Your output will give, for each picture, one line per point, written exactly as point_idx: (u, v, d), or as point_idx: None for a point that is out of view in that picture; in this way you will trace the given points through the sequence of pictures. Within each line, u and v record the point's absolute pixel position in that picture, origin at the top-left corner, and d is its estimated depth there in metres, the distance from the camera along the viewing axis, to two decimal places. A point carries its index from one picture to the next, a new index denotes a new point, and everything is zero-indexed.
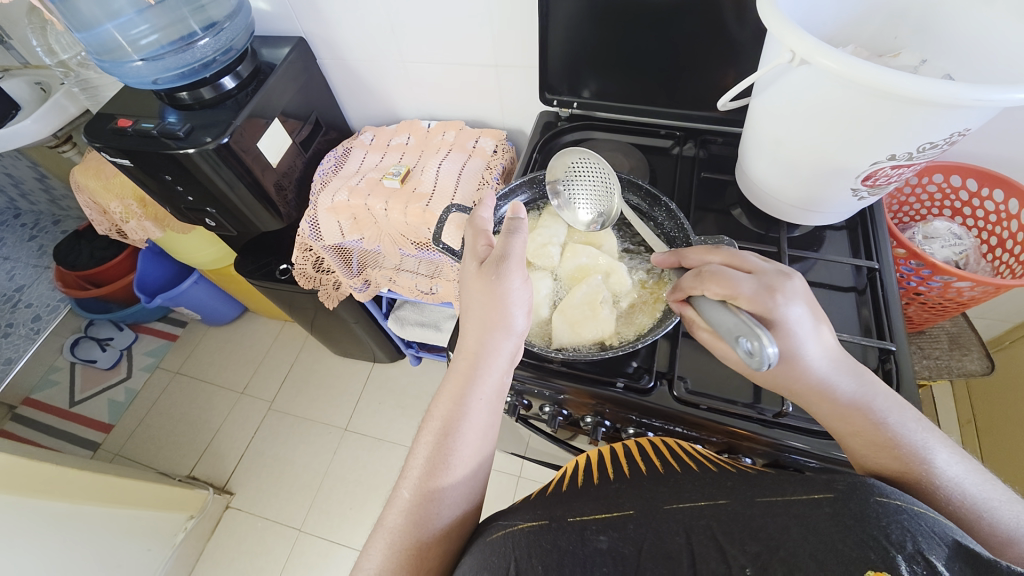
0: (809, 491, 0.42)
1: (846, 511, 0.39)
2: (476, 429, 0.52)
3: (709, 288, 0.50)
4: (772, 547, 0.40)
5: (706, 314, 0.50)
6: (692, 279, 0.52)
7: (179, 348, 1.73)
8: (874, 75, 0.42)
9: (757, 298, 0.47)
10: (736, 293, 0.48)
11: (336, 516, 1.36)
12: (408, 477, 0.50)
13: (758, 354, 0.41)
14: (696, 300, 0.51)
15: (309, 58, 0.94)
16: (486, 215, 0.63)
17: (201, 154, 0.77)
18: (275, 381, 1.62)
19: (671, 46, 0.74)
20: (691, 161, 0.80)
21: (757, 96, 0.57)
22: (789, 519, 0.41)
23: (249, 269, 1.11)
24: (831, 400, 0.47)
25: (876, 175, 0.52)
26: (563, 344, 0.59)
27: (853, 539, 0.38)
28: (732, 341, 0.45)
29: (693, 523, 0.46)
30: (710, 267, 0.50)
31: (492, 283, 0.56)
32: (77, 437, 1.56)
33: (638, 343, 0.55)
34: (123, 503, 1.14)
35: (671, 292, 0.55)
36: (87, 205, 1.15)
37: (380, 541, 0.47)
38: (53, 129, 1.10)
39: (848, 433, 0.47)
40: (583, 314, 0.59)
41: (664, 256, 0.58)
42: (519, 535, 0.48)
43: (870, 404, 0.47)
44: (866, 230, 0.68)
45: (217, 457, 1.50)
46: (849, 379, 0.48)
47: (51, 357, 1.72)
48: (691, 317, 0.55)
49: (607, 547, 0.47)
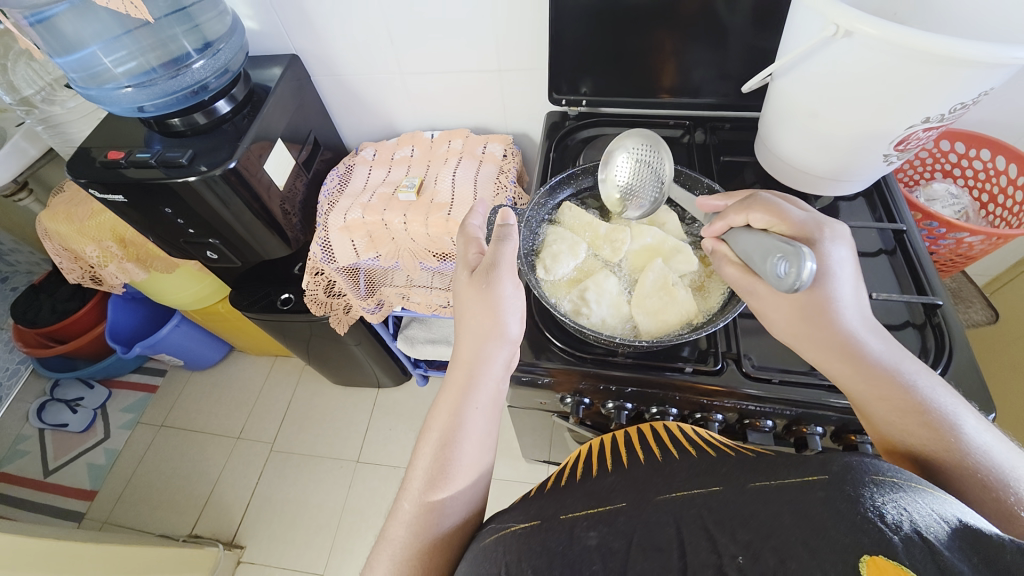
0: (805, 474, 0.38)
1: (840, 494, 0.35)
2: (474, 438, 0.50)
3: (755, 214, 0.51)
4: (764, 535, 0.36)
5: (741, 240, 0.51)
6: (735, 210, 0.53)
7: (161, 401, 1.60)
8: (919, 40, 0.43)
9: (805, 229, 0.48)
10: (783, 222, 0.49)
11: (360, 553, 1.28)
12: (408, 489, 0.48)
13: (797, 273, 0.41)
14: (735, 230, 0.53)
15: (303, 76, 0.90)
16: (476, 221, 0.64)
17: (204, 181, 0.72)
18: (274, 420, 1.52)
19: (676, 38, 0.75)
20: (704, 147, 0.82)
21: (785, 75, 0.59)
22: (782, 504, 0.37)
23: (248, 301, 1.04)
24: (860, 358, 0.46)
25: (908, 139, 0.55)
26: (653, 333, 0.58)
27: (845, 524, 0.33)
28: (766, 266, 0.45)
29: (684, 513, 0.41)
30: (760, 196, 0.51)
31: (483, 291, 0.56)
32: (55, 510, 1.41)
33: (723, 322, 0.56)
34: (133, 572, 1.03)
35: (709, 227, 0.56)
36: (56, 252, 1.06)
37: (383, 553, 0.45)
38: (14, 174, 1.01)
39: (874, 394, 0.45)
40: (661, 301, 0.59)
41: (713, 199, 0.57)
42: (509, 538, 0.43)
43: (900, 366, 0.45)
44: (883, 195, 0.72)
45: (220, 509, 1.39)
46: (877, 341, 0.47)
47: (17, 426, 1.56)
48: (721, 253, 0.56)
49: (596, 543, 0.41)
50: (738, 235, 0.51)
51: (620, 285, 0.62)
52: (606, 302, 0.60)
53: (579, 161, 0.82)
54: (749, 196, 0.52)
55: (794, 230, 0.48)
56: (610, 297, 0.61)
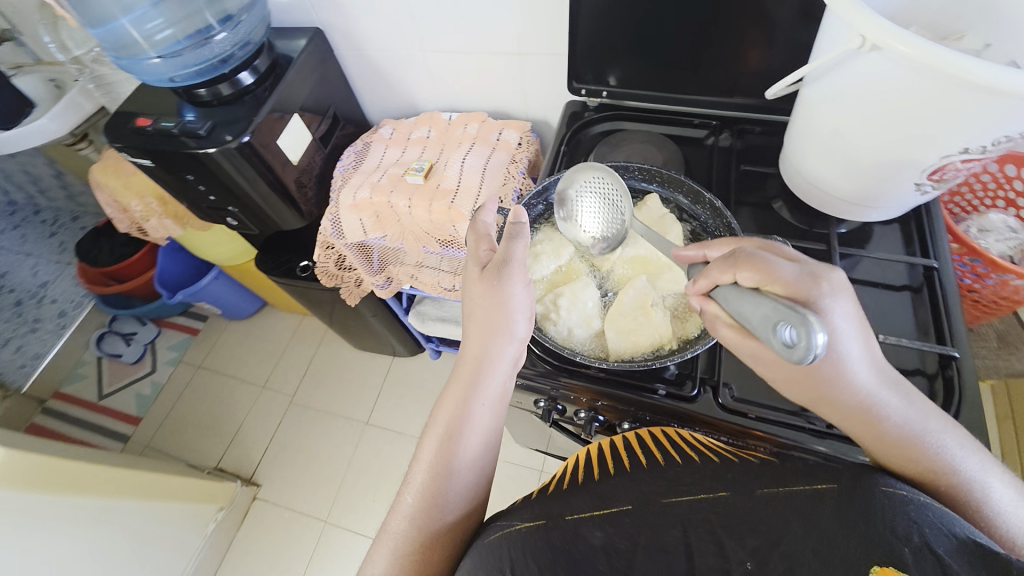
0: (811, 481, 0.42)
1: (850, 504, 0.39)
2: (479, 434, 0.52)
3: (741, 273, 0.43)
4: (772, 542, 0.40)
5: (732, 304, 0.43)
6: (720, 264, 0.45)
7: (200, 343, 1.74)
8: (955, 63, 0.38)
9: (800, 285, 0.41)
10: (773, 279, 0.42)
11: (361, 508, 1.37)
12: (412, 484, 0.50)
13: (806, 346, 0.34)
14: (723, 289, 0.45)
15: (326, 50, 0.91)
16: (488, 218, 0.60)
17: (223, 153, 0.75)
18: (297, 374, 1.63)
19: (708, 30, 0.69)
20: (727, 152, 0.76)
21: (810, 86, 0.53)
22: (791, 512, 0.41)
23: (270, 266, 1.10)
24: (880, 422, 0.42)
25: (944, 169, 0.48)
26: (621, 354, 0.57)
27: (855, 535, 0.37)
28: (765, 332, 0.39)
29: (690, 516, 0.44)
30: (744, 250, 0.44)
31: (493, 288, 0.54)
32: (107, 430, 1.60)
33: (691, 352, 0.54)
34: (157, 496, 1.16)
35: (692, 285, 0.48)
36: (107, 203, 1.14)
37: (384, 546, 0.47)
38: (70, 126, 1.08)
39: (893, 459, 0.42)
40: (636, 321, 0.58)
41: (686, 250, 0.50)
42: (514, 536, 0.46)
43: (923, 427, 0.42)
44: (921, 223, 0.64)
45: (243, 448, 1.52)
46: (897, 399, 0.43)
47: (79, 351, 1.75)
48: (711, 314, 0.48)
49: (601, 543, 0.45)
50: (727, 296, 0.44)
51: (596, 298, 0.61)
52: (577, 311, 0.59)
53: (589, 157, 0.79)
54: (733, 251, 0.44)
55: (787, 289, 0.41)
56: (583, 309, 0.60)
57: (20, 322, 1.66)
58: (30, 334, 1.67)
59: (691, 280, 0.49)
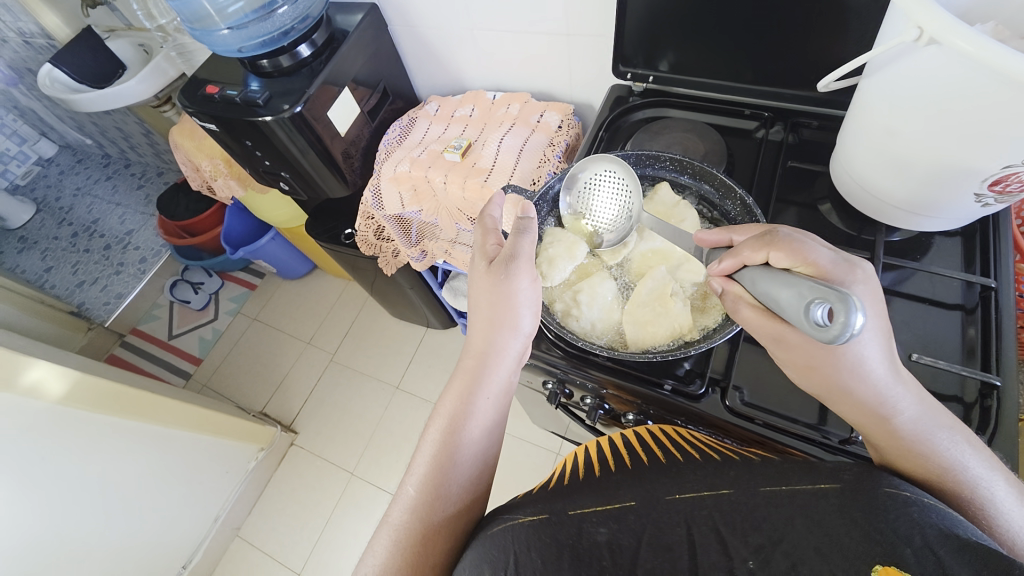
0: (815, 481, 0.41)
1: (853, 504, 0.37)
2: (483, 426, 0.52)
3: (775, 253, 0.42)
4: (775, 539, 0.38)
5: (761, 284, 0.42)
6: (752, 244, 0.44)
7: (257, 297, 1.89)
8: (1018, 64, 0.33)
9: (834, 272, 0.39)
10: (807, 261, 0.40)
11: (385, 466, 1.46)
12: (413, 474, 0.49)
13: (843, 326, 0.33)
14: (751, 270, 0.44)
15: (380, 25, 0.93)
16: (497, 212, 0.60)
17: (278, 122, 0.81)
18: (338, 335, 1.73)
19: (767, 14, 0.65)
20: (778, 146, 0.71)
21: (866, 79, 0.49)
22: (795, 508, 0.40)
23: (318, 231, 1.17)
24: (887, 418, 0.40)
25: (1007, 180, 0.43)
26: (639, 345, 0.57)
27: (858, 532, 0.35)
28: (794, 312, 0.38)
29: (694, 514, 0.44)
30: (781, 230, 0.42)
31: (501, 282, 0.54)
32: (173, 367, 1.79)
33: (696, 349, 0.53)
34: (208, 430, 1.29)
35: (716, 264, 0.47)
36: (183, 162, 1.26)
37: (384, 536, 0.46)
38: (155, 90, 1.19)
39: (899, 456, 0.40)
40: (653, 312, 0.57)
41: (710, 232, 0.50)
42: (518, 530, 0.44)
43: (934, 429, 0.40)
44: (987, 238, 0.57)
45: (285, 397, 1.65)
46: (911, 398, 0.41)
47: (155, 295, 1.95)
48: (734, 295, 0.47)
49: (605, 539, 0.44)
50: (756, 276, 0.43)
51: (614, 290, 0.61)
52: (598, 305, 0.60)
53: (627, 144, 0.77)
54: (768, 230, 0.43)
55: (818, 274, 0.39)
56: (603, 302, 0.60)
57: (109, 264, 1.94)
58: (115, 277, 1.91)
59: (717, 260, 0.48)
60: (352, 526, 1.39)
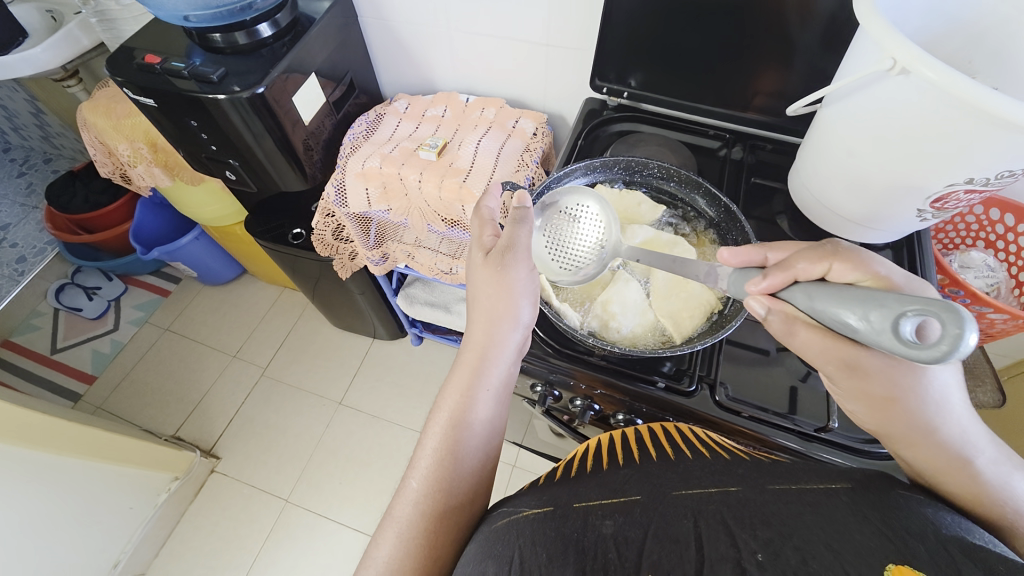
0: (825, 481, 0.43)
1: (864, 501, 0.39)
2: (483, 420, 0.52)
3: (838, 264, 0.42)
4: (785, 534, 0.37)
5: (821, 298, 0.40)
6: (807, 260, 0.43)
7: (170, 305, 1.66)
8: (976, 92, 0.40)
9: (905, 285, 0.40)
10: (874, 274, 0.41)
11: (325, 490, 1.34)
12: (416, 468, 0.49)
13: (957, 338, 0.29)
14: (805, 285, 0.42)
15: (349, 15, 0.89)
16: (492, 204, 0.61)
17: (232, 102, 0.73)
18: (271, 347, 1.57)
19: (734, 45, 0.71)
20: (739, 164, 0.78)
21: (828, 107, 0.56)
22: (804, 507, 0.40)
23: (261, 229, 1.07)
24: (960, 456, 0.39)
25: (947, 198, 0.51)
26: (688, 336, 0.59)
27: (870, 530, 0.36)
28: (878, 330, 0.35)
29: (703, 507, 0.43)
30: (842, 243, 0.43)
31: (499, 273, 0.54)
32: (56, 386, 1.51)
33: (701, 344, 0.56)
34: (108, 458, 1.09)
35: (759, 282, 0.46)
36: (92, 144, 1.09)
37: (389, 531, 0.46)
38: (63, 61, 1.05)
39: (971, 498, 0.38)
40: (680, 299, 0.61)
41: (742, 251, 0.50)
42: (522, 523, 0.46)
43: (1010, 473, 0.38)
44: (913, 252, 0.67)
45: (205, 418, 1.46)
46: (982, 440, 0.40)
47: (35, 301, 1.65)
48: (784, 314, 0.45)
49: (611, 531, 0.44)
50: (816, 290, 0.41)
51: (641, 290, 0.63)
52: (632, 311, 0.61)
53: (606, 153, 0.80)
54: (824, 243, 0.43)
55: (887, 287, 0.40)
56: (634, 306, 0.62)
57: None
58: None
59: (760, 277, 0.46)
60: (286, 559, 1.24)
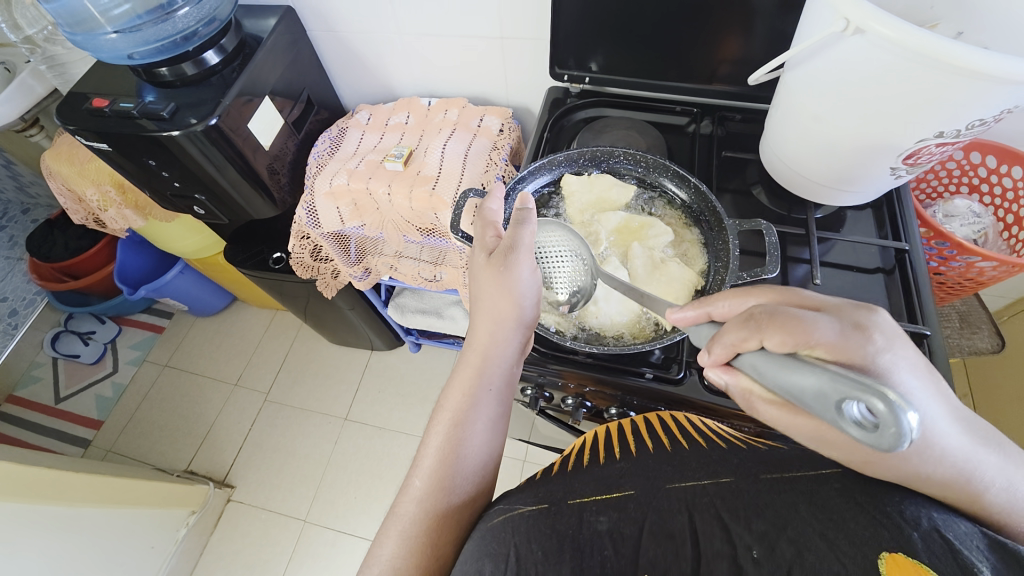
0: (818, 465, 0.42)
1: (858, 488, 0.39)
2: (485, 420, 0.51)
3: (768, 337, 0.37)
4: (780, 526, 0.39)
5: (766, 375, 0.37)
6: (739, 333, 0.39)
7: (166, 341, 1.66)
8: (933, 46, 0.39)
9: (844, 344, 0.34)
10: (810, 341, 0.35)
11: (342, 505, 1.34)
12: (420, 466, 0.49)
13: (897, 435, 0.27)
14: (749, 357, 0.39)
15: (298, 31, 0.87)
16: (495, 204, 0.59)
17: (187, 136, 0.71)
18: (271, 370, 1.57)
19: (691, 15, 0.69)
20: (708, 139, 0.76)
21: (788, 74, 0.55)
22: (798, 496, 0.41)
23: (241, 258, 1.06)
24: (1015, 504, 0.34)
25: (919, 153, 0.50)
26: (674, 320, 0.58)
27: (864, 518, 0.36)
28: (822, 411, 0.32)
29: (696, 500, 0.45)
30: (764, 311, 0.38)
31: (502, 274, 0.54)
32: (65, 435, 1.52)
33: (681, 333, 0.55)
34: (122, 502, 1.10)
35: (709, 356, 0.43)
36: (60, 192, 1.07)
37: (392, 529, 0.46)
38: (21, 112, 1.04)
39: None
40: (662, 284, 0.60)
41: (684, 312, 0.46)
42: (518, 520, 0.45)
43: None
44: (892, 208, 0.66)
45: (215, 449, 1.46)
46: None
47: (32, 352, 1.64)
48: (745, 386, 0.42)
49: (607, 527, 0.45)
50: (760, 370, 0.38)
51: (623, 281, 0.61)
52: (613, 300, 0.60)
53: (573, 143, 0.78)
54: (749, 312, 0.39)
55: (833, 354, 0.34)
56: (617, 295, 0.60)
57: None
58: None
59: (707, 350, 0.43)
60: None
